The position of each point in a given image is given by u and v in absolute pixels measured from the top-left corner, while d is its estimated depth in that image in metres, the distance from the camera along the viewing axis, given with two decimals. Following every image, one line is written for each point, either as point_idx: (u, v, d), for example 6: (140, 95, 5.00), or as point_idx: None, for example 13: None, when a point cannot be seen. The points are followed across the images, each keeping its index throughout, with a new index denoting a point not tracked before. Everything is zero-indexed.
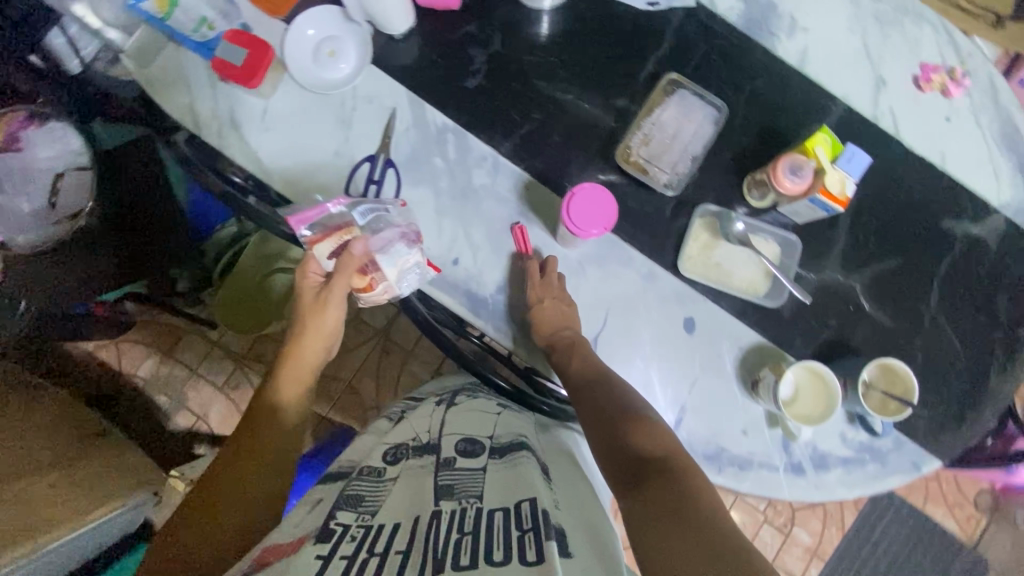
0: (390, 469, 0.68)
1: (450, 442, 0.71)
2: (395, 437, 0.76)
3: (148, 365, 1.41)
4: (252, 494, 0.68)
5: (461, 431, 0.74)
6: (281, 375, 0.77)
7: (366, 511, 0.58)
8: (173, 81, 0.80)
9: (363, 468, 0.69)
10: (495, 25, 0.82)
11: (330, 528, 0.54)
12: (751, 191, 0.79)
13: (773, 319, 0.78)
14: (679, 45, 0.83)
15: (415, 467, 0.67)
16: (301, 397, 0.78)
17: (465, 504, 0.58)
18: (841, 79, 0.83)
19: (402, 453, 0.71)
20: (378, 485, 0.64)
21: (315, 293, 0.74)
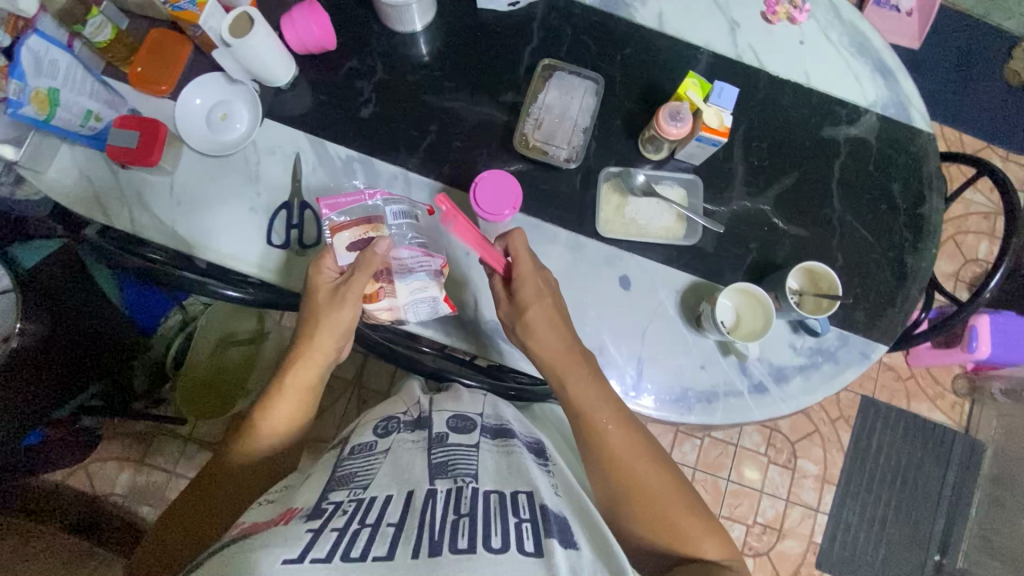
0: (381, 441, 0.66)
1: (440, 418, 0.69)
2: (385, 411, 0.74)
3: (125, 478, 1.39)
4: (230, 498, 0.70)
5: (453, 407, 0.72)
6: (285, 381, 0.73)
7: (357, 487, 0.57)
8: (76, 180, 0.82)
9: (352, 447, 0.67)
10: (375, 55, 0.87)
11: (321, 506, 0.52)
12: (647, 146, 0.84)
13: (699, 256, 0.83)
14: (548, 34, 0.89)
15: (407, 443, 0.64)
16: (299, 408, 0.75)
17: (460, 483, 0.56)
18: (699, 30, 0.90)
19: (393, 426, 0.69)
20: (370, 460, 0.63)
21: (331, 289, 0.71)
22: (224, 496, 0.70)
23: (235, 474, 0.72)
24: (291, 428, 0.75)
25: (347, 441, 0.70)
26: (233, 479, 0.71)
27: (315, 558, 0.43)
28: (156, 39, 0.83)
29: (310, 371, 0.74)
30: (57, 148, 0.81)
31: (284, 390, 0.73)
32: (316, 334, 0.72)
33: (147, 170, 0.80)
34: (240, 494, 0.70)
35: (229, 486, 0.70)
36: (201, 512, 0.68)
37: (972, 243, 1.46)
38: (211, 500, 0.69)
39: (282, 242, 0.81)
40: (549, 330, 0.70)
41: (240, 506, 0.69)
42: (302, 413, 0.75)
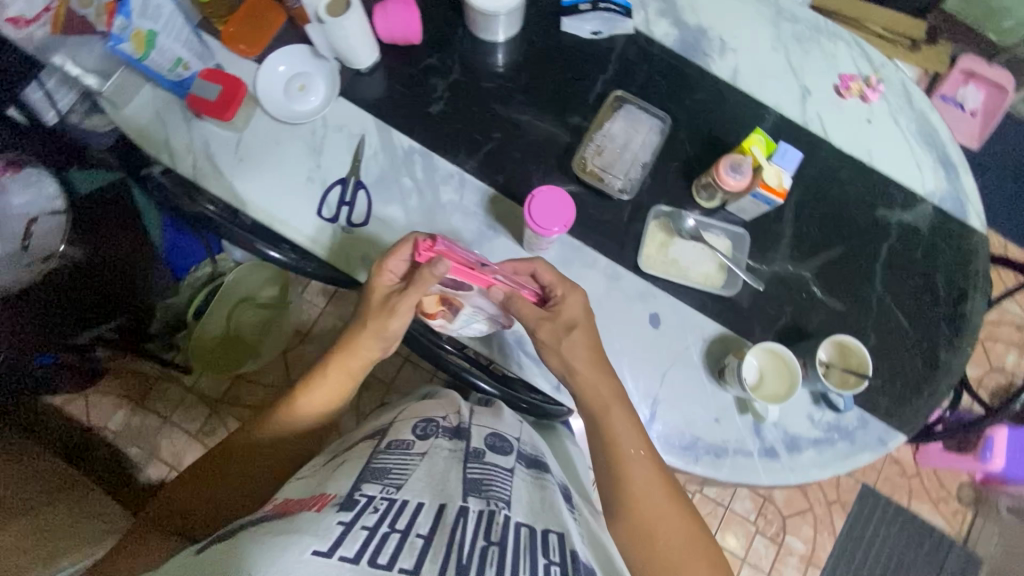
0: (419, 442, 0.66)
1: (480, 431, 0.70)
2: (425, 412, 0.75)
3: (120, 416, 1.41)
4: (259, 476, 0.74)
5: (490, 425, 0.73)
6: (328, 366, 0.75)
7: (390, 485, 0.56)
8: (150, 120, 0.84)
9: (390, 441, 0.67)
10: (455, 57, 0.89)
11: (353, 497, 0.52)
12: (700, 192, 0.85)
13: (733, 309, 0.83)
14: (623, 67, 0.91)
15: (444, 451, 0.64)
16: (336, 394, 0.76)
17: (494, 507, 0.54)
18: (771, 91, 0.92)
19: (432, 429, 0.69)
20: (406, 460, 0.63)
21: (384, 295, 0.71)
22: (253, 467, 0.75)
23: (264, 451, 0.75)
24: (327, 411, 0.77)
25: (386, 433, 0.71)
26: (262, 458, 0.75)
27: (343, 556, 0.43)
28: (252, 1, 0.85)
29: (360, 363, 0.75)
30: (140, 87, 0.85)
31: (323, 381, 0.75)
32: (363, 334, 0.72)
33: (218, 123, 0.83)
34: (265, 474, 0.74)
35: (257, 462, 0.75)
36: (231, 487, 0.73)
37: (1000, 351, 1.43)
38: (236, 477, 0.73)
39: (331, 216, 0.83)
40: (582, 357, 0.70)
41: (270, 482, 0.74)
42: (339, 398, 0.77)
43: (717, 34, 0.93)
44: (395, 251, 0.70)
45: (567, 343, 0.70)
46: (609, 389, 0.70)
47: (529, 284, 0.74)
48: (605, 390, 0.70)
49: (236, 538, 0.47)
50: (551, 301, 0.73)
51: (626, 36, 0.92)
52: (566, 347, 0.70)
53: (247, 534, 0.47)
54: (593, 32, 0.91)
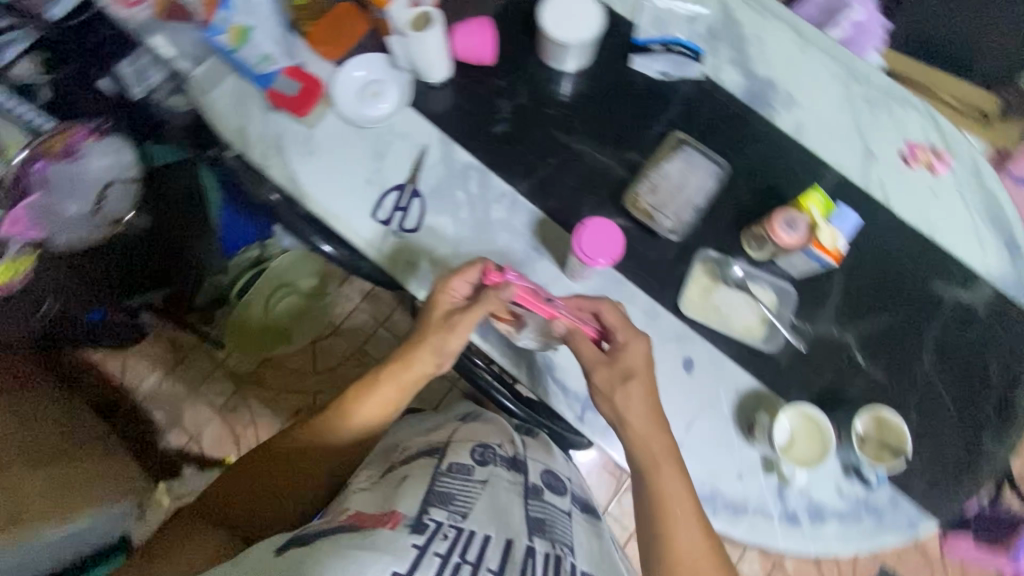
0: (478, 469, 0.69)
1: (534, 470, 0.77)
2: (480, 435, 0.79)
3: (152, 380, 1.47)
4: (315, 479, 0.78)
5: (542, 461, 0.81)
6: (384, 376, 0.77)
7: (456, 513, 0.58)
8: (230, 107, 0.89)
9: (451, 464, 0.69)
10: (523, 81, 0.92)
11: (423, 521, 0.54)
12: (750, 242, 0.84)
13: (770, 364, 0.81)
14: (687, 109, 0.91)
15: (503, 483, 0.68)
16: (391, 404, 0.78)
17: (556, 551, 0.58)
18: (835, 150, 0.91)
19: (490, 456, 0.74)
20: (468, 486, 0.65)
21: (445, 312, 0.75)
22: (309, 467, 0.78)
23: (319, 453, 0.78)
24: (381, 419, 0.79)
25: (444, 453, 0.73)
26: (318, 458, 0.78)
27: None
28: (340, 11, 0.89)
29: (416, 377, 0.78)
30: (226, 76, 0.89)
31: (379, 398, 0.78)
32: (421, 349, 0.76)
33: (293, 118, 0.87)
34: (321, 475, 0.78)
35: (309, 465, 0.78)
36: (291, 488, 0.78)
37: None
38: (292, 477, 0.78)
39: (384, 219, 0.86)
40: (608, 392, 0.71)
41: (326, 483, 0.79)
42: (392, 407, 0.79)
43: (785, 88, 0.93)
44: (463, 273, 0.75)
45: (621, 393, 0.71)
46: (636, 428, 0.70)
47: (591, 322, 0.76)
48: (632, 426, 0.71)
49: (318, 547, 0.49)
50: (610, 345, 0.74)
51: (693, 80, 0.92)
52: (620, 399, 0.71)
53: (328, 543, 0.49)
54: (661, 73, 0.92)
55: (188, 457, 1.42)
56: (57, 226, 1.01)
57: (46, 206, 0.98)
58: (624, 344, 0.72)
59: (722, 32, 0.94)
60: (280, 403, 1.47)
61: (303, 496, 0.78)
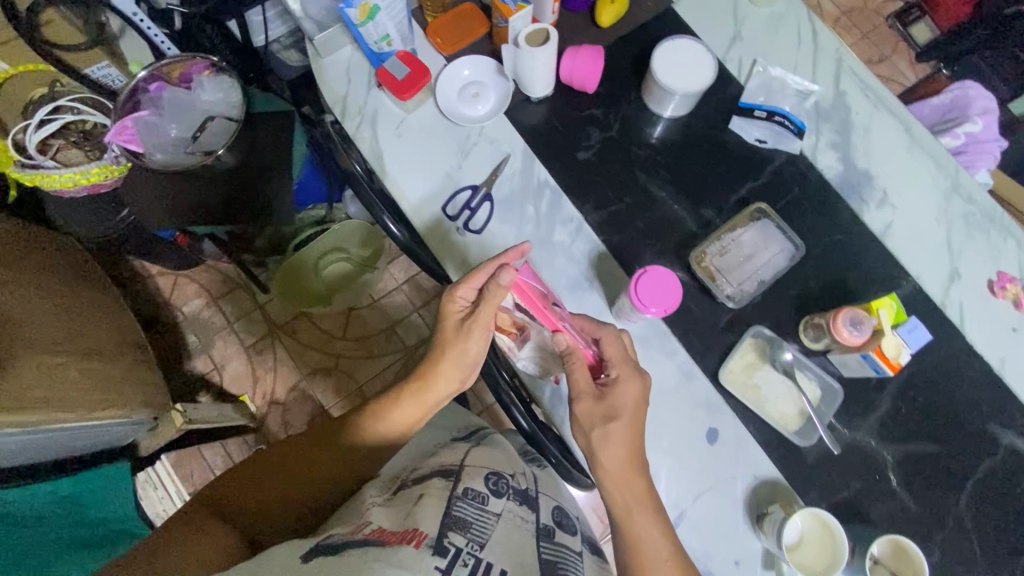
0: (493, 500, 0.77)
1: (546, 507, 0.84)
2: (495, 462, 0.86)
3: (195, 304, 1.54)
4: (329, 488, 0.82)
5: (553, 497, 0.88)
6: (406, 396, 0.82)
7: (474, 540, 0.68)
8: (339, 76, 0.93)
9: (466, 489, 0.77)
10: (618, 116, 0.92)
11: (445, 544, 0.64)
12: (806, 330, 0.82)
13: (796, 459, 0.78)
14: (775, 182, 0.89)
15: (517, 517, 0.75)
16: (409, 420, 0.83)
17: None
18: (918, 260, 0.87)
19: (504, 488, 0.80)
20: (483, 516, 0.73)
21: (457, 320, 0.78)
22: (322, 475, 0.82)
23: (333, 460, 0.83)
24: (395, 435, 0.84)
25: (459, 477, 0.80)
26: (331, 465, 0.83)
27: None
28: (465, 10, 0.92)
29: (433, 399, 0.82)
30: (343, 45, 0.93)
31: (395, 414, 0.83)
32: (442, 368, 0.79)
33: (393, 99, 0.90)
34: (334, 483, 0.82)
35: (324, 473, 0.82)
36: (302, 495, 0.80)
37: None
38: (307, 484, 0.81)
39: (452, 216, 0.88)
40: (624, 444, 0.70)
41: (336, 492, 0.83)
42: (408, 423, 0.83)
43: (882, 185, 0.90)
44: (469, 278, 0.75)
45: (603, 434, 0.71)
46: (643, 487, 0.70)
47: (591, 347, 0.75)
48: (639, 483, 0.70)
49: (353, 556, 0.59)
50: (605, 377, 0.73)
51: (788, 155, 0.91)
52: (598, 436, 0.71)
53: (359, 556, 0.59)
54: (758, 139, 0.91)
55: (209, 385, 1.49)
56: (159, 144, 1.11)
57: (152, 121, 1.10)
58: (616, 379, 0.71)
59: (830, 114, 0.92)
60: (304, 359, 1.52)
61: (315, 504, 0.81)
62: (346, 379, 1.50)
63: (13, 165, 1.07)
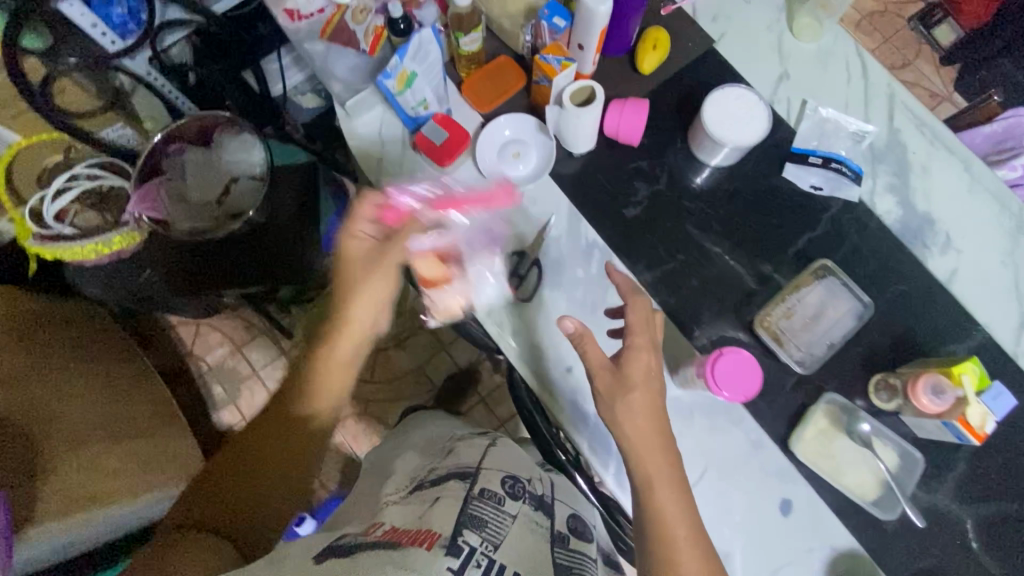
0: (510, 501, 0.76)
1: (561, 513, 0.81)
2: (512, 463, 0.84)
3: (218, 353, 1.50)
4: (297, 468, 0.78)
5: (570, 505, 0.85)
6: (329, 350, 0.78)
7: (488, 540, 0.68)
8: (372, 138, 0.89)
9: (483, 489, 0.76)
10: (665, 168, 0.88)
11: (460, 544, 0.64)
12: (878, 390, 0.78)
13: (875, 529, 0.75)
14: (833, 231, 0.86)
15: (531, 522, 0.75)
16: (349, 369, 0.79)
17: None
18: (986, 308, 0.84)
19: (521, 490, 0.79)
20: (499, 517, 0.73)
21: (369, 254, 0.77)
22: (285, 458, 0.77)
23: (286, 441, 0.78)
24: (341, 388, 0.80)
25: (475, 478, 0.78)
26: (282, 447, 0.78)
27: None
28: (501, 64, 0.88)
29: (363, 341, 0.79)
30: (375, 106, 0.89)
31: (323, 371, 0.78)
32: (362, 306, 0.78)
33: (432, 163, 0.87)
34: (304, 465, 0.78)
35: (281, 457, 0.77)
36: (270, 483, 0.77)
37: None
38: (270, 475, 0.77)
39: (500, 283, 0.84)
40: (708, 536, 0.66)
41: (302, 467, 0.78)
42: (349, 374, 0.80)
43: (944, 229, 0.86)
44: (358, 211, 0.76)
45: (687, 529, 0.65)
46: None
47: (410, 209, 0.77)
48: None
49: (369, 556, 0.59)
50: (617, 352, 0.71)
51: (845, 202, 0.87)
52: (621, 411, 0.68)
53: (374, 558, 0.59)
54: (813, 186, 0.87)
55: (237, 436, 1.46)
56: (182, 211, 1.06)
57: (174, 187, 1.05)
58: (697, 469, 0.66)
59: (885, 155, 0.89)
60: None
61: (289, 486, 0.78)
62: (377, 423, 1.47)
63: (32, 237, 1.01)
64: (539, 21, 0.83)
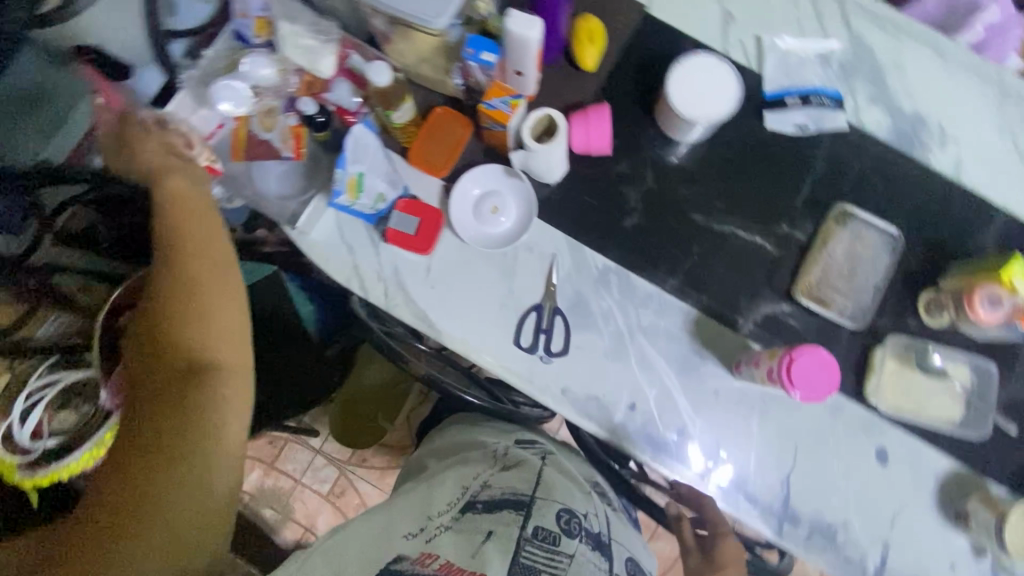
0: (565, 541, 0.62)
1: (619, 555, 0.69)
2: (567, 496, 0.71)
3: (254, 478, 1.43)
4: (204, 334, 0.63)
5: (623, 544, 0.73)
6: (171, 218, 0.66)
7: None
8: (335, 245, 0.80)
9: (537, 528, 0.62)
10: (646, 162, 0.82)
11: None
12: (929, 310, 0.78)
13: (969, 445, 0.76)
14: (832, 165, 0.82)
15: (591, 562, 0.62)
16: (200, 226, 0.67)
17: None
18: (999, 186, 0.82)
19: (577, 527, 0.65)
20: (554, 560, 0.59)
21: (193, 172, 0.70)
22: (190, 329, 0.63)
23: (176, 319, 0.63)
24: (210, 243, 0.67)
25: (529, 510, 0.65)
26: (179, 329, 0.63)
27: None
28: (439, 118, 0.80)
29: (197, 198, 0.68)
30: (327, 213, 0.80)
31: (196, 270, 0.65)
32: (175, 179, 0.68)
33: (412, 254, 0.79)
34: (214, 332, 0.64)
35: (174, 339, 0.63)
36: (189, 364, 0.62)
37: None
38: (181, 359, 0.62)
39: (530, 346, 0.79)
40: None
41: (223, 342, 0.64)
42: (211, 229, 0.68)
43: (935, 121, 0.83)
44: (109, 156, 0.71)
45: None
46: None
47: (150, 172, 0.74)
48: None
49: None
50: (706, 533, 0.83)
51: (834, 130, 0.82)
52: None
53: None
54: (799, 126, 0.82)
55: None
56: None
57: None
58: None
59: (856, 66, 0.84)
60: (386, 482, 1.44)
61: (214, 356, 0.63)
62: None
63: (18, 470, 0.83)
64: (465, 60, 0.75)
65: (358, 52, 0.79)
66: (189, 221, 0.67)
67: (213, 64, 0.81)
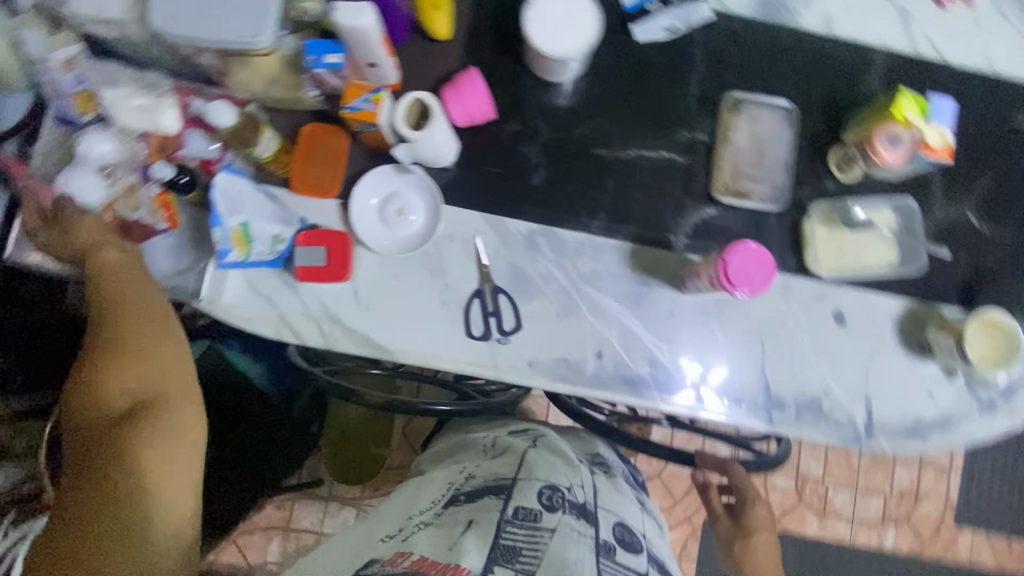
0: (547, 515, 0.60)
1: (606, 522, 0.66)
2: (552, 473, 0.69)
3: (274, 548, 1.37)
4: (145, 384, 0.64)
5: (615, 512, 0.69)
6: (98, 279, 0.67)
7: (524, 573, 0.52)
8: (251, 301, 0.75)
9: (517, 508, 0.61)
10: (534, 113, 0.79)
11: None
12: (842, 167, 0.79)
13: (913, 280, 0.79)
14: (712, 57, 0.81)
15: (574, 531, 0.59)
16: (128, 281, 0.67)
17: None
18: (870, 28, 0.82)
19: (560, 501, 0.63)
20: (534, 533, 0.57)
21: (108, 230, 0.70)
22: (127, 378, 0.63)
23: (110, 373, 0.63)
24: (136, 293, 0.67)
25: (510, 493, 0.64)
26: (115, 382, 0.62)
27: None
28: (309, 136, 0.75)
29: (115, 256, 0.68)
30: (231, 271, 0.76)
31: (132, 319, 0.65)
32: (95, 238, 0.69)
33: (331, 283, 0.75)
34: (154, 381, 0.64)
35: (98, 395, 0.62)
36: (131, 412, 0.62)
37: None
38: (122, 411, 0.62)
39: (482, 332, 0.77)
40: None
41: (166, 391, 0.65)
42: (136, 281, 0.68)
43: None
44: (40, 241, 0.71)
45: None
46: None
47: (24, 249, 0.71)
48: None
49: None
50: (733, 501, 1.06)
51: (703, 23, 0.81)
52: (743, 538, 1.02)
53: None
54: (669, 30, 0.80)
55: None
56: None
57: None
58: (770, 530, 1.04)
59: None
60: None
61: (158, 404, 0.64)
62: None
63: None
64: (312, 70, 0.70)
65: (197, 96, 0.73)
66: (115, 277, 0.67)
67: (48, 160, 0.73)
